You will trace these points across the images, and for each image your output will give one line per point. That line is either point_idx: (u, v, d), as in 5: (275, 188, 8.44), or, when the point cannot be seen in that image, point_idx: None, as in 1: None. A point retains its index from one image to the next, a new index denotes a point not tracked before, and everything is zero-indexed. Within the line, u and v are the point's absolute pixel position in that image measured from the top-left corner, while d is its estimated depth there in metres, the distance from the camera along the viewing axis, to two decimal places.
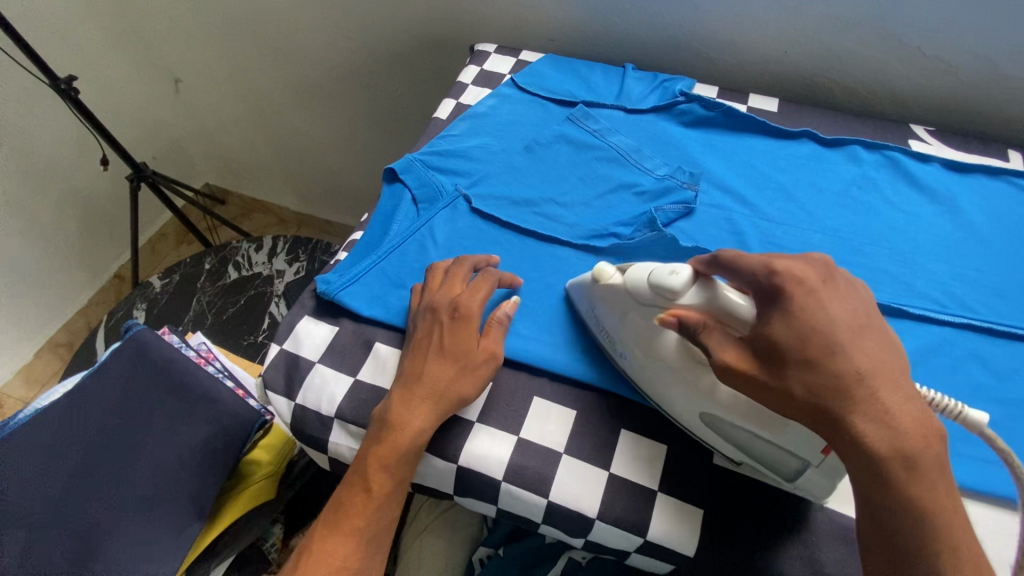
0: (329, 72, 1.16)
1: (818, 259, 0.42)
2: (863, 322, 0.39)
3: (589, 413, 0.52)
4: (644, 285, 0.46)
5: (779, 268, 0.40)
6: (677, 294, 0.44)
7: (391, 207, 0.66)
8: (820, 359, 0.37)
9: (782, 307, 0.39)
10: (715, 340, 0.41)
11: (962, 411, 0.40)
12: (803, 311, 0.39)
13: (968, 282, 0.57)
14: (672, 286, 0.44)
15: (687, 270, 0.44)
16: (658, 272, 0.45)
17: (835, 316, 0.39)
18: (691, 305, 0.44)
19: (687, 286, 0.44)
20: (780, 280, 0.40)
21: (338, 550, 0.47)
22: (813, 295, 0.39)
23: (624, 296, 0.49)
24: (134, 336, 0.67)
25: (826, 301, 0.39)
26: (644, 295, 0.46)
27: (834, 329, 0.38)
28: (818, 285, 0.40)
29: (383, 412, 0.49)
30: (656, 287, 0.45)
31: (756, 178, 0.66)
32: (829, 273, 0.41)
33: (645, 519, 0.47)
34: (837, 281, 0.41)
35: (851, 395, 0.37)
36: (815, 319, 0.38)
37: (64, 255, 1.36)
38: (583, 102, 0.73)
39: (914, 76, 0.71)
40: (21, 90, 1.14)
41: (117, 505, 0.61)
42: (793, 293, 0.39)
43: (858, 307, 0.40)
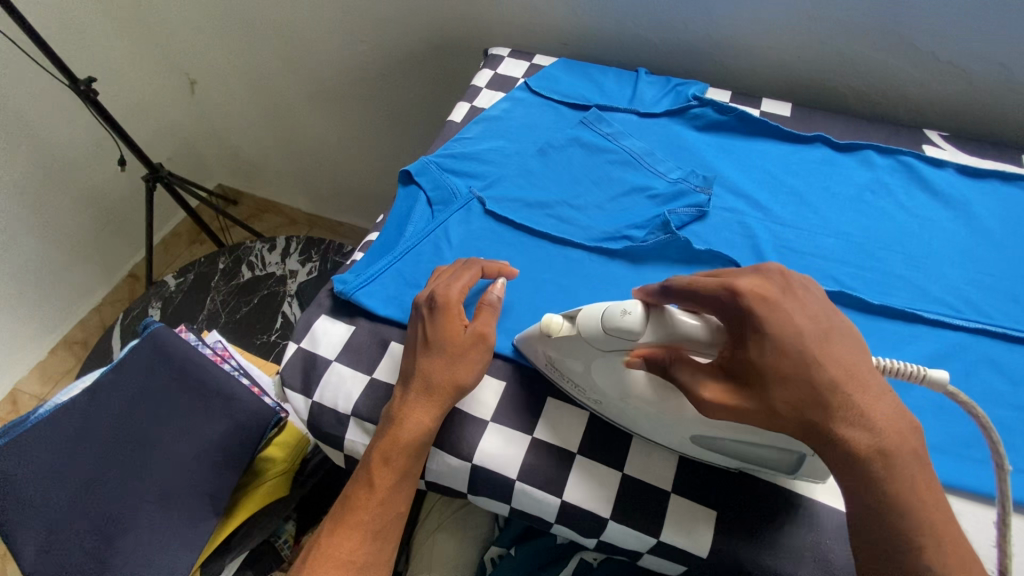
0: (342, 74, 1.17)
1: (773, 267, 0.42)
2: (828, 327, 0.39)
3: (603, 414, 0.52)
4: (598, 330, 0.45)
5: (743, 289, 0.39)
6: (637, 335, 0.43)
7: (406, 208, 0.67)
8: (789, 377, 0.38)
9: (753, 331, 0.38)
10: (689, 375, 0.41)
11: (923, 373, 0.40)
12: (774, 330, 0.38)
13: (982, 287, 0.57)
14: (630, 328, 0.43)
15: (637, 307, 0.43)
16: (610, 316, 0.44)
17: (801, 328, 0.38)
18: (651, 341, 0.43)
19: (643, 324, 0.43)
20: (746, 301, 0.39)
21: (345, 543, 0.48)
22: (778, 309, 0.39)
23: (579, 342, 0.47)
24: (152, 333, 0.68)
25: (792, 313, 0.39)
26: (601, 340, 0.45)
27: (806, 342, 0.38)
28: (781, 298, 0.39)
29: (389, 410, 0.50)
30: (613, 331, 0.44)
31: (768, 181, 0.66)
32: (787, 280, 0.41)
33: (658, 519, 0.47)
34: (795, 287, 0.40)
35: (820, 409, 0.37)
36: (785, 335, 0.38)
37: (80, 254, 1.38)
38: (596, 106, 0.74)
39: (929, 81, 0.71)
40: (42, 91, 1.17)
41: (135, 500, 0.62)
42: (759, 312, 0.38)
43: (818, 312, 0.39)
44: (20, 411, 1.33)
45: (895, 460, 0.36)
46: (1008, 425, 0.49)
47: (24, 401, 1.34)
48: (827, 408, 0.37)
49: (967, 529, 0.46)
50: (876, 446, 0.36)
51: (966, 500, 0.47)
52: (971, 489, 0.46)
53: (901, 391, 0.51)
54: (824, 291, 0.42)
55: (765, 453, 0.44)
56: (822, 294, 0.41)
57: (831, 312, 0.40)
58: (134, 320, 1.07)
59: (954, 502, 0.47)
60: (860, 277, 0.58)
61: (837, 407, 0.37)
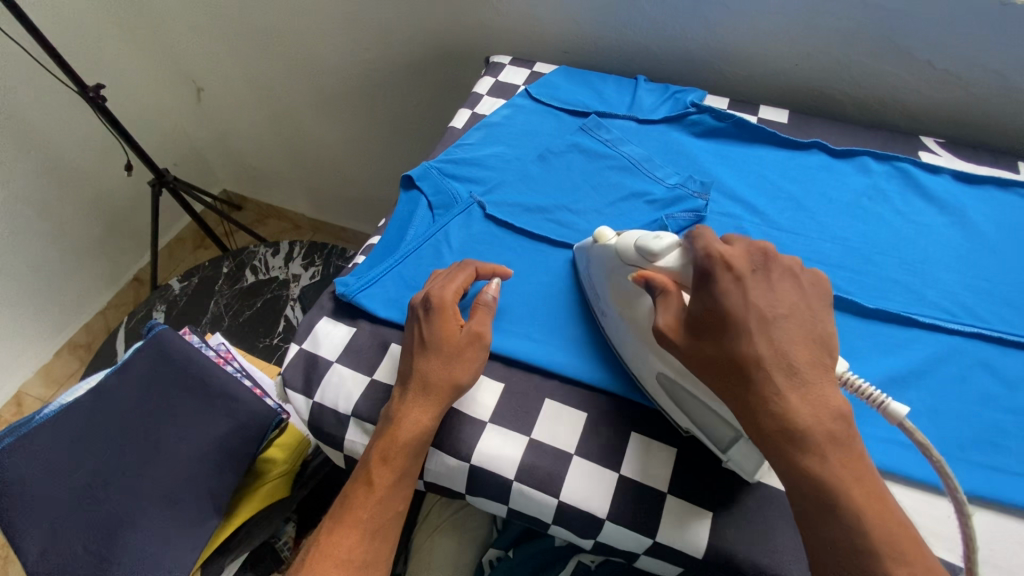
0: (346, 81, 1.19)
1: (759, 247, 0.43)
2: (783, 313, 0.41)
3: (599, 416, 0.52)
4: (630, 249, 0.49)
5: (714, 254, 0.41)
6: (656, 256, 0.46)
7: (408, 212, 0.68)
8: (721, 337, 0.40)
9: (706, 286, 0.41)
10: (665, 305, 0.44)
11: (883, 400, 0.42)
12: (725, 296, 0.40)
13: (979, 292, 0.57)
14: (654, 247, 0.46)
15: (670, 238, 0.46)
16: (643, 239, 0.47)
17: (749, 303, 0.40)
18: (666, 268, 0.46)
19: (668, 250, 0.46)
20: (709, 263, 0.41)
21: (343, 542, 0.48)
22: (738, 282, 0.41)
23: (612, 257, 0.51)
24: (156, 335, 0.70)
25: (749, 289, 0.41)
26: (629, 256, 0.49)
27: (748, 315, 0.40)
28: (745, 274, 0.41)
29: (387, 410, 0.51)
30: (640, 251, 0.47)
31: (766, 187, 0.67)
32: (765, 262, 0.43)
33: (654, 520, 0.48)
34: (771, 271, 0.43)
35: (742, 375, 0.40)
36: (729, 300, 0.40)
37: (85, 258, 1.40)
38: (595, 112, 0.75)
39: (924, 89, 0.72)
40: (51, 97, 1.19)
41: (137, 501, 0.62)
42: (721, 278, 0.41)
43: (783, 300, 0.42)
44: (25, 413, 1.34)
45: (846, 444, 0.38)
46: (1001, 428, 0.50)
47: (29, 403, 1.35)
48: (781, 389, 0.39)
49: (953, 531, 0.46)
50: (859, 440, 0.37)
51: None
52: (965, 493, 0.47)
53: (896, 393, 0.51)
54: (814, 285, 0.44)
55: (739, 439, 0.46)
56: (795, 283, 0.43)
57: (805, 299, 0.42)
58: (138, 323, 1.08)
59: (949, 505, 0.47)
60: (856, 282, 0.58)
61: (793, 390, 0.39)
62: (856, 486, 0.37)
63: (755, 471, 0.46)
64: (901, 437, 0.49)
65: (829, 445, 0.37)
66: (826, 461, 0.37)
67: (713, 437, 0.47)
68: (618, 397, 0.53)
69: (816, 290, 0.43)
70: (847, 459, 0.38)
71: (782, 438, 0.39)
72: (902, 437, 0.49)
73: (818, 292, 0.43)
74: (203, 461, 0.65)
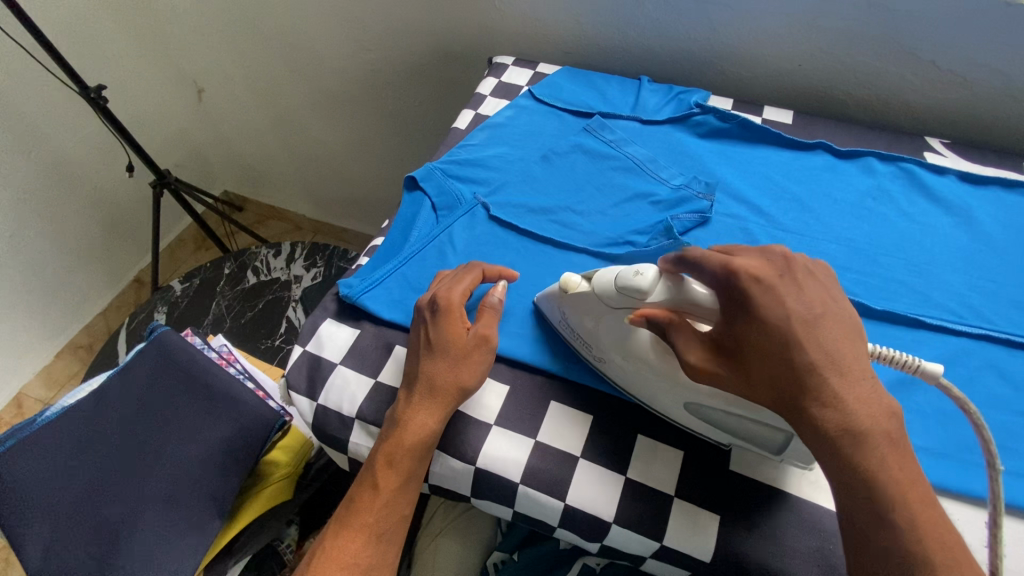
0: (348, 82, 1.18)
1: (777, 252, 0.43)
2: (821, 312, 0.40)
3: (605, 419, 0.52)
4: (612, 289, 0.48)
5: (737, 269, 0.41)
6: (646, 294, 0.46)
7: (412, 213, 0.67)
8: (767, 355, 0.40)
9: (738, 307, 0.41)
10: (683, 339, 0.44)
11: (918, 364, 0.42)
12: (761, 311, 0.40)
13: (985, 293, 0.57)
14: (639, 286, 0.46)
15: (651, 270, 0.46)
16: (623, 276, 0.47)
17: (787, 311, 0.40)
18: (658, 302, 0.46)
19: (653, 284, 0.46)
20: (738, 281, 0.41)
21: (349, 545, 0.48)
22: (769, 291, 0.41)
23: (595, 301, 0.50)
24: (158, 337, 0.70)
25: (783, 295, 0.40)
26: (613, 297, 0.48)
27: (790, 325, 0.40)
28: (777, 281, 0.41)
29: (393, 413, 0.51)
30: (624, 290, 0.47)
31: (771, 188, 0.67)
32: (789, 266, 0.42)
33: (662, 523, 0.47)
34: (797, 273, 0.42)
35: (799, 389, 0.39)
36: (768, 316, 0.40)
37: (86, 259, 1.40)
38: (599, 113, 0.75)
39: (928, 90, 0.72)
40: (52, 98, 1.18)
41: (139, 504, 0.62)
42: (752, 293, 0.41)
43: (815, 299, 0.41)
44: (25, 414, 1.34)
45: (900, 444, 0.38)
46: (1010, 431, 0.49)
47: (29, 404, 1.34)
48: (836, 388, 0.38)
49: (964, 534, 0.45)
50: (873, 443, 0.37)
51: (968, 505, 0.47)
52: (973, 495, 0.46)
53: (904, 395, 0.51)
54: (827, 276, 0.43)
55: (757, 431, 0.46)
56: (823, 282, 0.42)
57: (834, 296, 0.42)
58: (139, 325, 1.08)
59: (959, 508, 0.47)
60: (863, 283, 0.58)
61: (848, 389, 0.38)
62: (914, 488, 0.37)
63: (806, 462, 0.47)
64: (909, 439, 0.49)
65: (870, 443, 0.37)
66: (881, 461, 0.37)
67: (761, 442, 0.47)
68: (624, 399, 0.53)
69: (831, 280, 0.43)
70: (903, 460, 0.37)
71: (827, 437, 0.38)
72: (911, 439, 0.49)
73: (835, 283, 0.43)
74: (206, 463, 0.65)
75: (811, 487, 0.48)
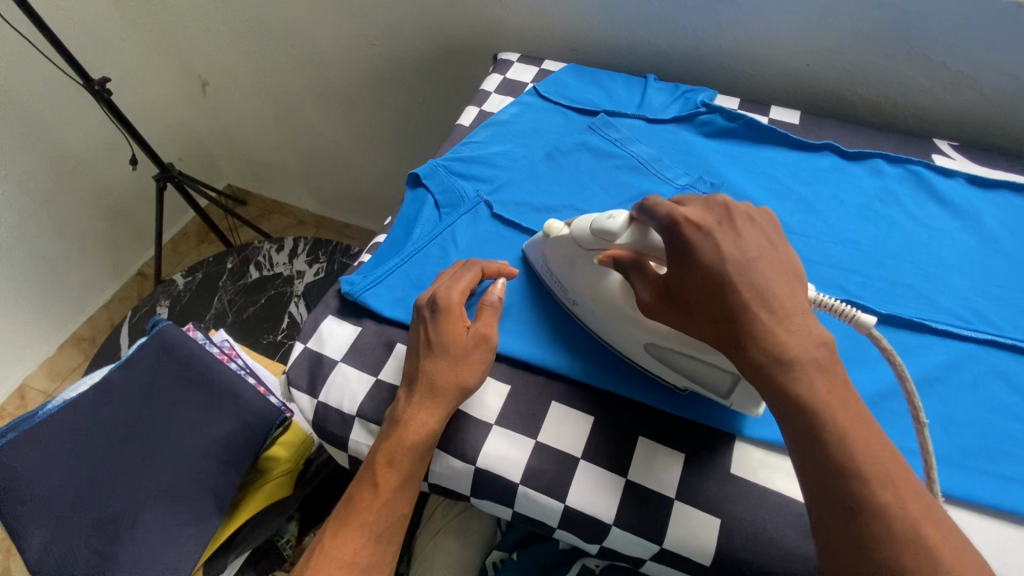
0: (353, 77, 1.18)
1: (718, 201, 0.43)
2: (755, 257, 0.40)
3: (607, 421, 0.52)
4: (587, 233, 0.51)
5: (679, 217, 0.42)
6: (614, 237, 0.48)
7: (414, 211, 0.67)
8: (705, 295, 0.41)
9: (682, 252, 0.42)
10: (640, 278, 0.46)
11: (852, 314, 0.44)
12: (700, 259, 0.41)
13: (991, 297, 0.56)
14: (610, 228, 0.48)
15: (623, 216, 0.48)
16: (598, 220, 0.50)
17: (723, 255, 0.40)
18: (624, 246, 0.48)
19: (623, 229, 0.48)
20: (679, 228, 0.42)
21: (349, 544, 0.48)
22: (708, 236, 0.41)
23: (571, 243, 0.53)
24: (160, 331, 0.69)
25: (720, 241, 0.41)
26: (587, 240, 0.51)
27: (725, 271, 0.40)
28: (715, 228, 0.41)
29: (393, 412, 0.50)
30: (597, 233, 0.50)
31: (777, 189, 0.66)
32: (729, 213, 0.42)
33: (663, 526, 0.47)
34: (736, 220, 0.42)
35: None
36: (705, 259, 0.40)
37: (89, 250, 1.40)
38: (604, 111, 0.74)
39: (938, 91, 0.71)
40: (57, 90, 1.18)
41: (137, 500, 0.62)
42: (692, 240, 0.41)
43: (752, 244, 0.41)
44: (28, 406, 1.34)
45: (830, 370, 0.38)
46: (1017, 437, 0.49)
47: (32, 396, 1.35)
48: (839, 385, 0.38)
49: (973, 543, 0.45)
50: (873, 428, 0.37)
51: (970, 511, 0.46)
52: (978, 502, 0.46)
53: (909, 401, 0.51)
54: (770, 224, 0.43)
55: (706, 374, 0.48)
56: (762, 228, 0.42)
57: (772, 242, 0.42)
58: (141, 319, 1.08)
59: (965, 516, 0.46)
60: (869, 286, 0.57)
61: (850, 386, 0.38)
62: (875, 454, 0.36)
63: (756, 407, 0.48)
64: (912, 445, 0.48)
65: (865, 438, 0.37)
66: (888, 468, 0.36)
67: (710, 385, 0.49)
68: (627, 400, 0.52)
69: (774, 229, 0.43)
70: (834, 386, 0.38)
71: None
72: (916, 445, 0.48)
73: (776, 230, 0.43)
74: (205, 458, 0.65)
75: None
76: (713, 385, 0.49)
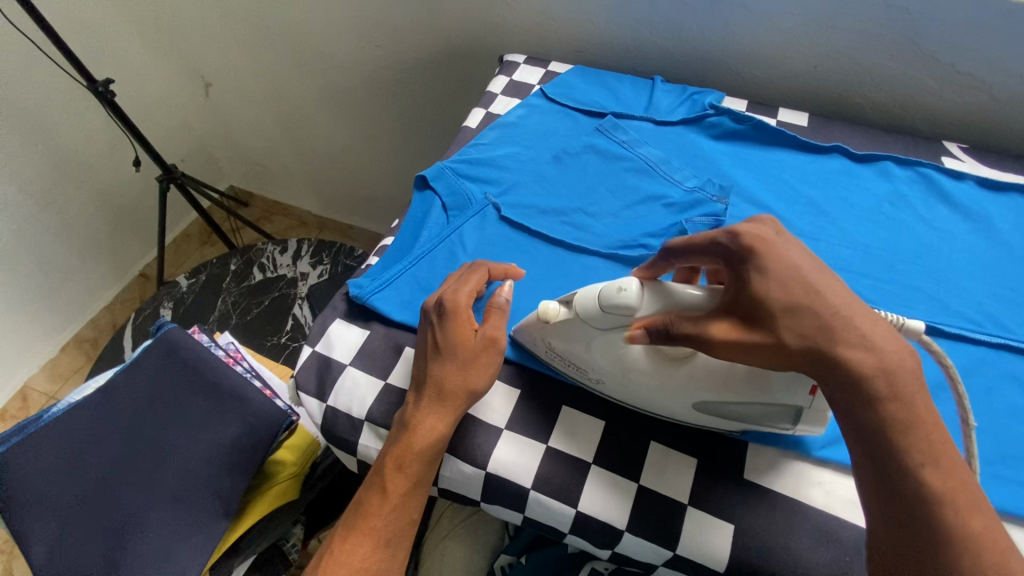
0: (356, 79, 1.18)
1: (766, 218, 0.44)
2: (824, 265, 0.41)
3: (618, 425, 0.51)
4: (597, 309, 0.47)
5: (740, 232, 0.42)
6: (636, 307, 0.45)
7: (421, 214, 0.67)
8: (790, 307, 0.39)
9: (754, 265, 0.40)
10: (691, 324, 0.42)
11: (902, 322, 0.44)
12: (774, 267, 0.40)
13: (1003, 300, 0.56)
14: (628, 300, 0.45)
15: (634, 284, 0.45)
16: (607, 294, 0.46)
17: (798, 264, 0.40)
18: (650, 313, 0.45)
19: (641, 296, 0.45)
20: (746, 242, 0.41)
21: (358, 549, 0.48)
22: (776, 248, 0.41)
23: (581, 325, 0.48)
24: (165, 334, 0.69)
25: (788, 251, 0.41)
26: (600, 320, 0.47)
27: (803, 278, 0.40)
28: (777, 239, 0.41)
29: (402, 416, 0.50)
30: (612, 307, 0.45)
31: (786, 192, 0.66)
32: (780, 228, 0.44)
33: (676, 532, 0.47)
34: (790, 233, 0.43)
35: None
36: (781, 270, 0.40)
37: (92, 252, 1.39)
38: (611, 113, 0.74)
39: (946, 93, 0.71)
40: (59, 91, 1.18)
41: (144, 505, 0.61)
42: (761, 251, 0.40)
43: (815, 253, 0.42)
44: (30, 408, 1.34)
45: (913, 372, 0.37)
46: None
47: (35, 398, 1.35)
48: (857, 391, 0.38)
49: None
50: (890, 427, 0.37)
51: None
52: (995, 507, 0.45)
53: None
54: None
55: (764, 412, 0.46)
56: None
57: None
58: (145, 321, 1.08)
59: None
60: (880, 290, 0.57)
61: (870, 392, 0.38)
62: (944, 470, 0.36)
63: (817, 425, 0.46)
64: None
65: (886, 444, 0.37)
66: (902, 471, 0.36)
67: (767, 420, 0.46)
68: None
69: None
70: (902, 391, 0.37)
71: None
72: None
73: None
74: (212, 462, 0.64)
75: (824, 494, 0.47)
76: (773, 420, 0.46)
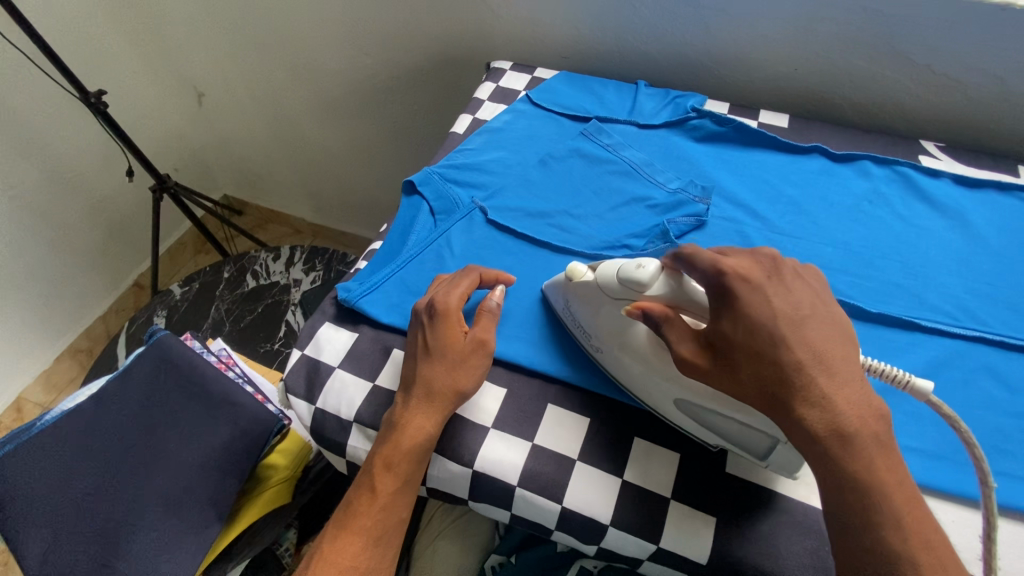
0: (347, 86, 1.19)
1: (765, 254, 0.45)
2: (807, 313, 0.41)
3: (603, 422, 0.52)
4: (613, 280, 0.49)
5: (725, 269, 0.43)
6: (644, 287, 0.47)
7: (409, 217, 0.68)
8: (749, 351, 0.40)
9: (726, 305, 0.42)
10: (676, 334, 0.44)
11: (908, 379, 0.43)
12: (746, 309, 0.41)
13: (980, 295, 0.57)
14: (639, 278, 0.47)
15: (653, 264, 0.47)
16: (625, 268, 0.48)
17: (775, 310, 0.41)
18: (657, 294, 0.47)
19: (654, 278, 0.47)
20: (726, 279, 0.42)
21: (348, 548, 0.48)
22: (757, 291, 0.42)
23: (597, 291, 0.51)
24: (157, 341, 0.70)
25: (770, 296, 0.42)
26: (614, 289, 0.50)
27: (776, 322, 0.40)
28: (764, 282, 0.42)
29: (390, 416, 0.51)
30: (625, 282, 0.48)
31: (767, 192, 0.67)
32: (776, 266, 0.44)
33: (659, 526, 0.47)
34: (783, 274, 0.44)
35: (788, 383, 0.39)
36: (755, 314, 0.41)
37: (86, 263, 1.40)
38: (596, 117, 0.75)
39: (923, 93, 0.73)
40: (52, 103, 1.19)
41: (135, 511, 0.62)
42: (739, 291, 0.42)
43: (802, 300, 0.42)
44: (25, 419, 1.34)
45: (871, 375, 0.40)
46: (1008, 432, 0.50)
47: (29, 409, 1.35)
48: (831, 387, 0.39)
49: (970, 541, 0.46)
50: (860, 417, 0.38)
51: (963, 507, 0.47)
52: (972, 497, 0.46)
53: (902, 398, 0.51)
54: (818, 282, 0.45)
55: (745, 436, 0.46)
56: (812, 286, 0.44)
57: (823, 299, 0.43)
58: (138, 329, 1.08)
59: (958, 511, 0.47)
60: (858, 286, 0.58)
61: (838, 384, 0.39)
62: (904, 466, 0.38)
63: (793, 472, 0.46)
64: (905, 441, 0.49)
65: (855, 435, 0.38)
66: (868, 460, 0.38)
67: (748, 445, 0.46)
68: (616, 402, 0.53)
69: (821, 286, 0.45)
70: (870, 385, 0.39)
71: (817, 436, 0.38)
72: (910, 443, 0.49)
73: (824, 287, 0.44)
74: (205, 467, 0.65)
75: (802, 485, 0.48)
76: (752, 446, 0.46)
